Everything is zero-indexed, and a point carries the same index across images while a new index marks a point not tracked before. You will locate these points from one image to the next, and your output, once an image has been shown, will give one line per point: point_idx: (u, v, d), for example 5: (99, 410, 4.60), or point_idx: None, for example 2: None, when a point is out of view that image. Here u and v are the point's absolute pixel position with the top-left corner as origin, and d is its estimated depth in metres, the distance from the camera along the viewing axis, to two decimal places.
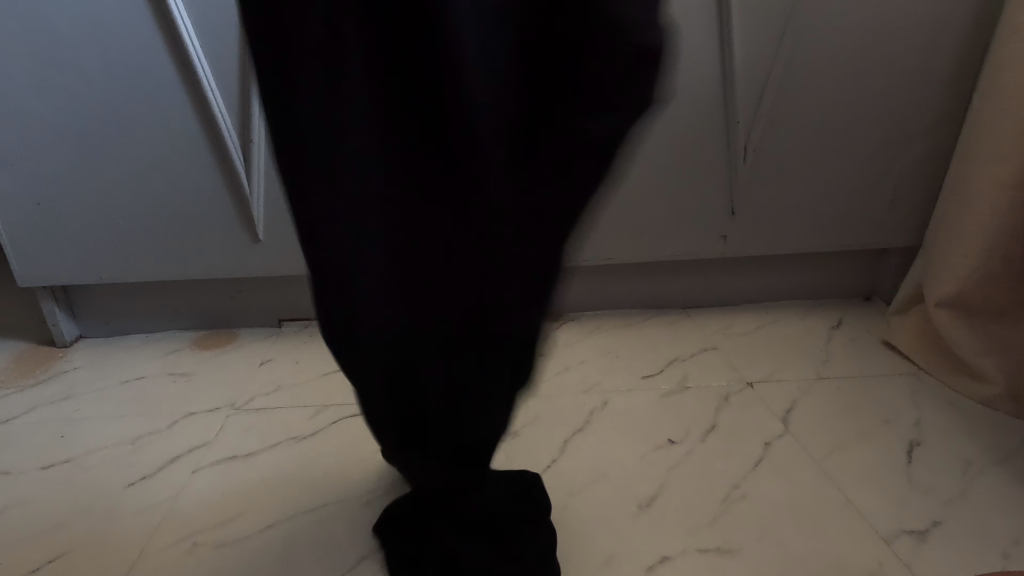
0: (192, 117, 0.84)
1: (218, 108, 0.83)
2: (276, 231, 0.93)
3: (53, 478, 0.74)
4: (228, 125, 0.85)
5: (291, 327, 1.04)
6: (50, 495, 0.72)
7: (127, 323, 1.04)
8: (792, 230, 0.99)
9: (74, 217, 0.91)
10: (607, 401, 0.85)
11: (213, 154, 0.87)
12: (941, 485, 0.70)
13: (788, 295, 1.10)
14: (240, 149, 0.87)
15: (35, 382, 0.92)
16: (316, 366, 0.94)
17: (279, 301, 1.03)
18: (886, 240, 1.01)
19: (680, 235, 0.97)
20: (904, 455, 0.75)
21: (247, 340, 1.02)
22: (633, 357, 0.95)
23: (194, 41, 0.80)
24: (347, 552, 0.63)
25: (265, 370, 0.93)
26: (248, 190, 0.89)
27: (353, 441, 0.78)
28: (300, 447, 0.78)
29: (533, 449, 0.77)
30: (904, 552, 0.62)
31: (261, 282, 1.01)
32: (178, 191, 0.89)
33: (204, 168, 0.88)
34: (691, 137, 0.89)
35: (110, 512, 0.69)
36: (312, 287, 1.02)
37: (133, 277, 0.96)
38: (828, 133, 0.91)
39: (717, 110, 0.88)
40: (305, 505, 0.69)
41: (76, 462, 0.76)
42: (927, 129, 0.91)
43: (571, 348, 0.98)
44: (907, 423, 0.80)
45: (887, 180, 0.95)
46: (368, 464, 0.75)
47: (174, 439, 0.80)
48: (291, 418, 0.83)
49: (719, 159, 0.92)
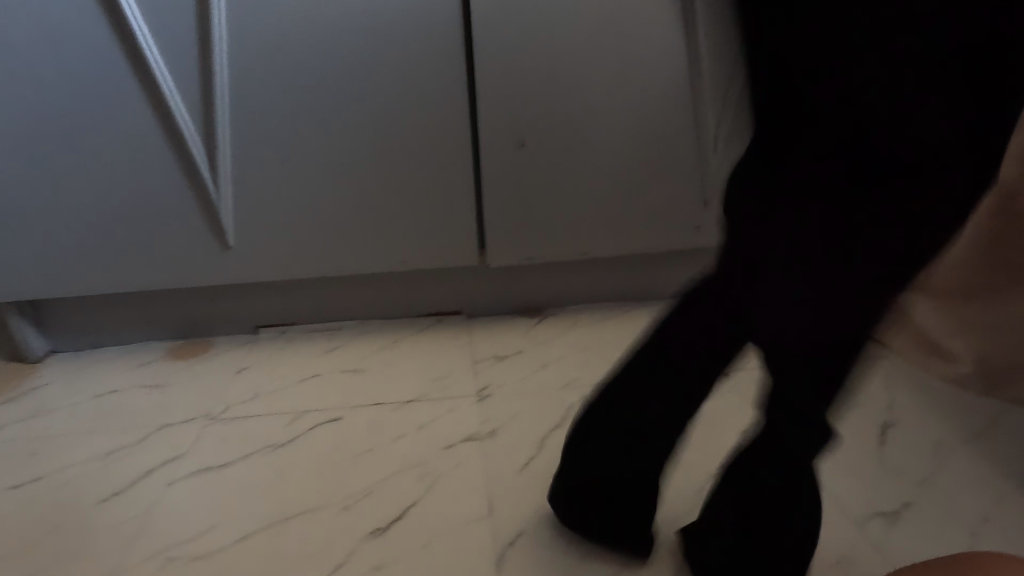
0: (154, 127, 0.83)
1: (180, 115, 0.82)
2: (247, 237, 0.92)
3: (24, 497, 0.73)
4: (191, 133, 0.83)
5: (268, 333, 1.03)
6: (21, 514, 0.71)
7: (99, 336, 1.02)
8: None
9: (37, 231, 0.89)
10: (585, 396, 0.85)
11: (179, 162, 0.85)
12: (912, 466, 0.72)
13: None
14: (206, 155, 0.85)
15: (5, 400, 0.91)
16: (293, 373, 0.93)
17: (254, 308, 1.02)
18: None
19: (652, 228, 0.97)
20: (877, 438, 0.76)
21: (223, 348, 1.01)
22: (610, 350, 0.96)
23: (152, 47, 0.78)
24: (324, 560, 0.63)
25: (240, 379, 0.92)
26: (216, 197, 0.88)
27: (329, 447, 0.78)
28: (278, 455, 0.77)
29: (512, 447, 0.77)
30: (875, 534, 0.64)
31: (234, 290, 1.00)
32: (145, 200, 0.88)
33: (170, 175, 0.86)
34: (660, 129, 0.89)
35: (81, 530, 0.68)
36: (286, 293, 1.01)
37: (102, 288, 0.94)
38: None
39: (685, 103, 0.88)
40: (283, 513, 0.69)
41: (46, 480, 0.75)
42: None
43: (550, 343, 0.98)
44: (879, 406, 0.81)
45: None
46: (346, 471, 0.74)
47: (148, 452, 0.79)
48: (267, 426, 0.82)
49: (689, 150, 0.92)
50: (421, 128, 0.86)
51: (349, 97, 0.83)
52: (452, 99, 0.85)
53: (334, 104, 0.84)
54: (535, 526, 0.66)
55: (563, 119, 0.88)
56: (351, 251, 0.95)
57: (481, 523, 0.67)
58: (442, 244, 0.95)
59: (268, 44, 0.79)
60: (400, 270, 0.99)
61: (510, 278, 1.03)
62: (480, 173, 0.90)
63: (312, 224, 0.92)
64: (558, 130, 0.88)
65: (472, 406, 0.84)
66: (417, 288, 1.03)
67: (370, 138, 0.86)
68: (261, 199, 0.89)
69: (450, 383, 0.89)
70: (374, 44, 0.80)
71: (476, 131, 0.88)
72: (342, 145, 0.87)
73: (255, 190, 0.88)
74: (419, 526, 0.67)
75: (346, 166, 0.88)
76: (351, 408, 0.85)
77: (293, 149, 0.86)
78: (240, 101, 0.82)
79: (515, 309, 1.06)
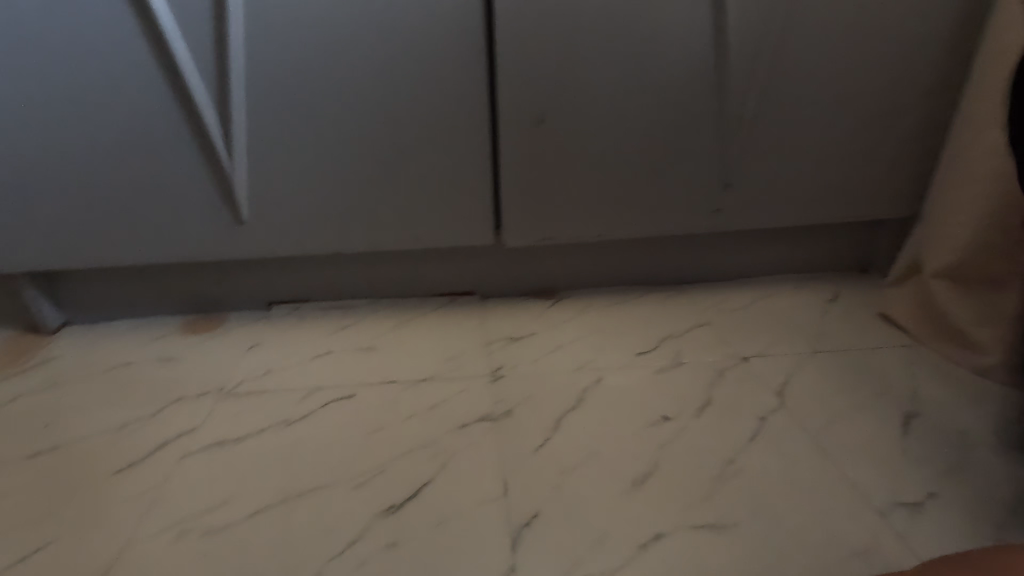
0: (168, 97, 0.81)
1: (194, 85, 0.80)
2: (260, 211, 0.91)
3: (40, 466, 0.74)
4: (204, 102, 0.81)
5: (280, 310, 1.03)
6: (35, 483, 0.71)
7: (112, 309, 1.02)
8: (788, 203, 0.97)
9: (49, 202, 0.88)
10: (600, 379, 0.84)
11: (193, 135, 0.84)
12: (936, 457, 0.70)
13: (783, 268, 1.08)
14: (220, 127, 0.84)
15: (20, 370, 0.91)
16: (306, 350, 0.92)
17: (267, 284, 1.01)
18: (882, 212, 0.99)
19: (672, 210, 0.95)
20: (900, 428, 0.74)
21: (236, 323, 1.00)
22: (625, 333, 0.94)
23: (166, 14, 0.76)
24: (338, 536, 0.63)
25: (253, 354, 0.92)
26: (229, 170, 0.86)
27: (342, 425, 0.77)
28: (291, 430, 0.77)
29: (525, 427, 0.76)
30: (898, 524, 0.62)
31: (247, 266, 0.99)
32: (159, 173, 0.87)
33: (184, 148, 0.85)
34: (685, 108, 0.87)
35: (98, 500, 0.68)
36: (299, 269, 1.00)
37: (114, 261, 0.94)
38: (823, 101, 0.88)
39: (710, 82, 0.85)
40: (297, 489, 0.68)
41: (63, 450, 0.76)
42: (930, 94, 0.89)
43: (565, 325, 0.96)
44: (902, 395, 0.80)
45: (884, 150, 0.93)
46: (358, 448, 0.74)
47: (162, 425, 0.79)
48: (279, 402, 0.82)
49: (713, 131, 0.89)
50: (437, 101, 0.84)
51: (365, 67, 0.81)
52: (470, 73, 0.82)
53: (350, 75, 0.81)
54: (549, 507, 0.65)
55: (582, 94, 0.85)
56: (365, 227, 0.93)
57: (495, 503, 0.66)
58: (457, 221, 0.94)
59: (284, 11, 0.77)
60: (413, 248, 0.97)
61: (525, 259, 1.02)
62: (498, 149, 0.88)
63: (327, 199, 0.90)
64: (577, 106, 0.86)
65: (486, 387, 0.83)
66: (430, 268, 1.02)
67: (385, 110, 0.84)
68: (274, 172, 0.88)
69: (463, 363, 0.88)
70: (392, 12, 0.78)
71: (494, 107, 0.85)
72: (357, 117, 0.84)
73: (268, 162, 0.87)
74: (433, 505, 0.66)
75: (361, 140, 0.86)
76: (364, 385, 0.84)
77: (307, 122, 0.84)
78: (254, 70, 0.80)
79: (529, 290, 1.05)
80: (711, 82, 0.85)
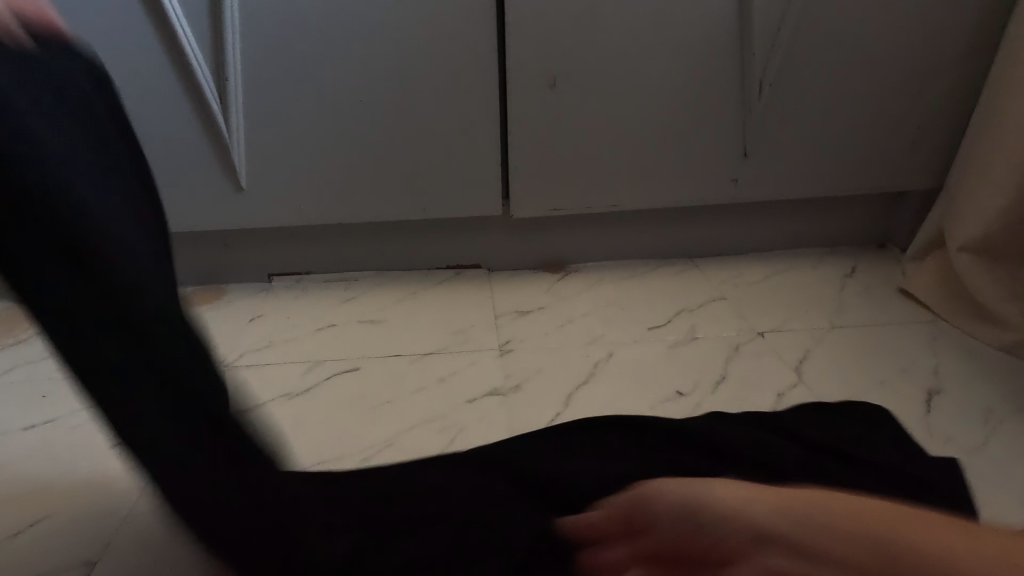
0: (161, 55, 0.77)
1: (187, 39, 0.75)
2: (261, 177, 0.87)
3: (35, 438, 0.71)
4: (200, 62, 0.77)
5: (282, 282, 1.00)
6: (30, 457, 0.69)
7: None
8: (809, 172, 0.93)
9: None
10: (612, 353, 0.82)
11: (188, 94, 0.80)
12: (963, 435, 0.68)
13: (800, 242, 1.05)
14: (216, 85, 0.79)
15: (16, 341, 0.89)
16: (308, 323, 0.90)
17: (269, 255, 0.99)
18: (906, 183, 0.95)
19: (688, 180, 0.92)
20: (923, 404, 0.72)
21: (236, 295, 0.97)
22: (638, 307, 0.91)
23: None
24: None
25: (254, 327, 0.89)
26: (226, 131, 0.82)
27: (346, 398, 0.75)
28: (293, 404, 0.75)
29: (536, 402, 0.74)
30: None
31: (246, 236, 0.96)
32: (152, 135, 0.83)
33: (178, 109, 0.81)
34: (704, 70, 0.83)
35: (96, 472, 0.66)
36: (303, 241, 0.97)
37: None
38: (848, 65, 0.84)
39: (731, 44, 0.81)
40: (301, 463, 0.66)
41: (59, 422, 0.73)
42: (963, 56, 0.85)
43: (575, 299, 0.94)
44: (924, 371, 0.77)
45: (910, 117, 0.90)
46: (364, 422, 0.72)
47: None
48: (283, 375, 0.79)
49: (733, 95, 0.85)
50: (444, 61, 0.80)
51: (368, 26, 0.77)
52: (479, 31, 0.78)
53: (352, 32, 0.77)
54: None
55: (597, 55, 0.81)
56: (368, 195, 0.90)
57: None
58: (464, 191, 0.90)
59: None
60: (419, 217, 0.94)
61: (535, 231, 0.99)
62: (506, 114, 0.84)
63: (328, 166, 0.87)
64: (592, 68, 0.82)
65: (494, 360, 0.80)
66: (436, 240, 0.99)
67: (390, 72, 0.80)
68: (274, 134, 0.84)
69: (471, 336, 0.86)
70: None
71: (504, 68, 0.81)
72: (359, 78, 0.80)
73: (267, 126, 0.83)
74: None
75: (362, 104, 0.82)
76: (368, 358, 0.82)
77: (308, 84, 0.80)
78: (251, 28, 0.76)
79: (538, 264, 1.02)
80: (732, 42, 0.81)
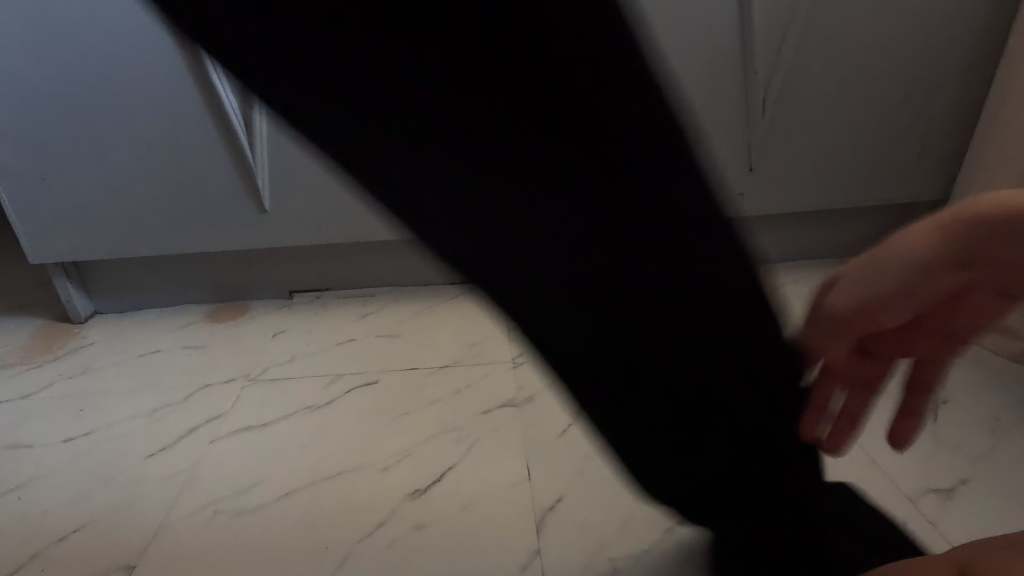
0: (194, 90, 0.82)
1: (217, 76, 0.80)
2: (284, 200, 0.91)
3: (76, 450, 0.75)
4: (228, 94, 0.82)
5: (303, 298, 1.04)
6: (72, 468, 0.73)
7: (140, 298, 1.04)
8: (813, 187, 0.95)
9: (81, 194, 0.90)
10: None
11: (217, 125, 0.84)
12: (969, 442, 0.69)
13: (805, 254, 1.06)
14: (243, 117, 0.84)
15: (52, 357, 0.93)
16: (329, 337, 0.94)
17: (290, 273, 1.03)
18: (911, 195, 0.97)
19: None
20: (929, 413, 0.74)
21: (259, 311, 1.02)
22: None
23: None
24: (366, 520, 0.63)
25: (277, 342, 0.93)
26: (252, 159, 0.87)
27: (367, 410, 0.78)
28: (316, 415, 0.78)
29: (548, 414, 0.76)
30: (929, 509, 0.61)
31: (271, 254, 1.01)
32: (183, 162, 0.88)
33: (208, 138, 0.86)
34: (706, 92, 0.86)
35: (132, 480, 0.70)
36: (322, 259, 1.02)
37: (144, 250, 0.95)
38: (849, 82, 0.87)
39: (734, 64, 0.84)
40: (326, 472, 0.69)
41: (96, 434, 0.78)
42: (963, 73, 0.86)
43: None
44: None
45: (913, 132, 0.91)
46: (385, 433, 0.74)
47: (190, 411, 0.80)
48: (305, 388, 0.83)
49: (738, 112, 0.88)
50: None
51: None
52: None
53: None
54: (574, 493, 0.65)
55: None
56: None
57: (521, 486, 0.66)
58: None
59: None
60: None
61: None
62: None
63: None
64: None
65: (508, 373, 0.83)
66: None
67: None
68: (297, 161, 0.88)
69: (485, 350, 0.88)
70: None
71: None
72: None
73: (289, 151, 0.87)
74: (457, 489, 0.66)
75: None
76: (387, 370, 0.85)
77: None
78: None
79: None
80: (734, 64, 0.84)
